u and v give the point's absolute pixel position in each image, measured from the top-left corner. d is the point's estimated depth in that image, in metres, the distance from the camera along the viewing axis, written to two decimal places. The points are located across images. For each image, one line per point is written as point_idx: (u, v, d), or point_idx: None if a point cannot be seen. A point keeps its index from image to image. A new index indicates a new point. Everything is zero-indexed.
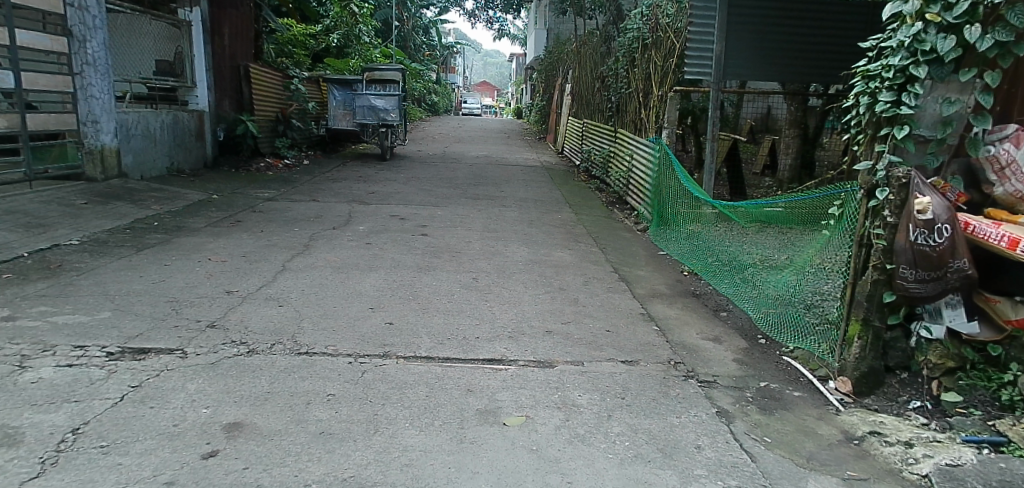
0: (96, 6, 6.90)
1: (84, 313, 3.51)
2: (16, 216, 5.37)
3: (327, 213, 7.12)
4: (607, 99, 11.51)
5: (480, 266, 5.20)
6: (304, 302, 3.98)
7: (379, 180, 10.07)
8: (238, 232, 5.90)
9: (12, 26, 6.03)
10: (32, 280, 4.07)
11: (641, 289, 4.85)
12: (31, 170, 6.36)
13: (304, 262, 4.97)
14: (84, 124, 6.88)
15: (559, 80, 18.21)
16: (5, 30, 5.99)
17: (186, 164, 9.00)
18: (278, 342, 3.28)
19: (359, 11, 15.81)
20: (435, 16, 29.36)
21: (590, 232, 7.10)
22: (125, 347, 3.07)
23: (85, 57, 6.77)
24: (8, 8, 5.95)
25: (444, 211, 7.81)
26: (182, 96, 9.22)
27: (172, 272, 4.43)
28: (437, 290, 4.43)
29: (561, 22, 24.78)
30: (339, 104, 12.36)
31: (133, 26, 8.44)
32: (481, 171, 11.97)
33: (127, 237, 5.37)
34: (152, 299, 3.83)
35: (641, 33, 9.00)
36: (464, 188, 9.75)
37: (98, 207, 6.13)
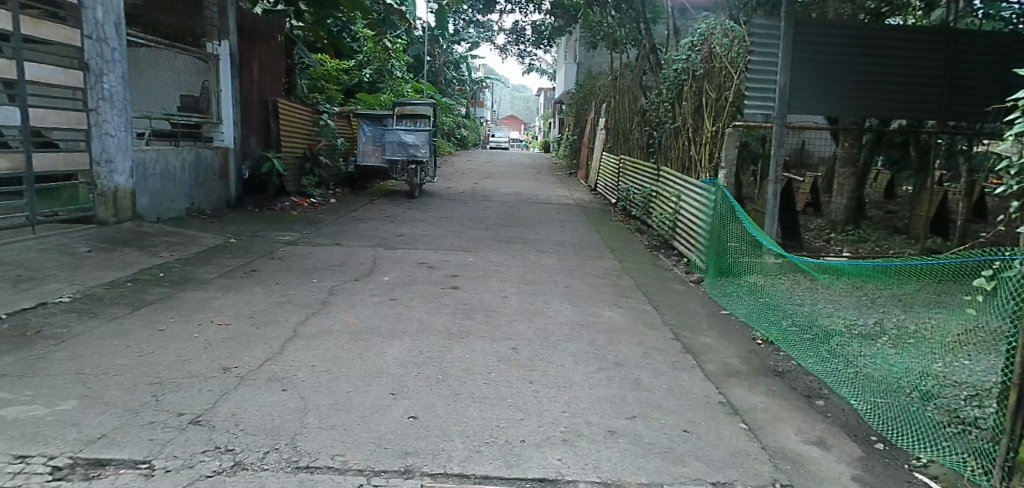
0: (115, 37, 6.44)
1: (44, 404, 2.89)
2: (10, 268, 4.84)
3: (349, 261, 6.52)
4: (649, 133, 10.85)
5: (520, 331, 4.47)
6: (313, 385, 3.30)
7: (406, 220, 9.51)
8: (249, 285, 5.29)
9: (22, 58, 5.50)
10: (2, 352, 3.46)
11: (712, 364, 4.07)
12: (36, 213, 5.80)
13: (319, 326, 4.30)
14: (97, 164, 6.36)
15: (593, 113, 17.51)
16: (15, 63, 5.47)
17: (208, 204, 8.54)
18: (273, 448, 2.64)
19: (392, 46, 15.64)
20: (465, 51, 29.16)
21: (638, 284, 6.35)
22: (78, 458, 2.46)
23: (102, 92, 6.28)
24: (20, 40, 5.49)
25: (476, 257, 7.13)
26: (207, 132, 8.76)
27: (164, 341, 3.81)
28: (470, 367, 3.69)
29: (593, 55, 24.25)
30: (368, 139, 11.97)
31: None
32: (514, 210, 11.33)
33: (126, 291, 4.81)
34: (132, 381, 3.20)
35: (691, 64, 8.30)
36: (497, 230, 9.11)
37: (103, 255, 5.61)
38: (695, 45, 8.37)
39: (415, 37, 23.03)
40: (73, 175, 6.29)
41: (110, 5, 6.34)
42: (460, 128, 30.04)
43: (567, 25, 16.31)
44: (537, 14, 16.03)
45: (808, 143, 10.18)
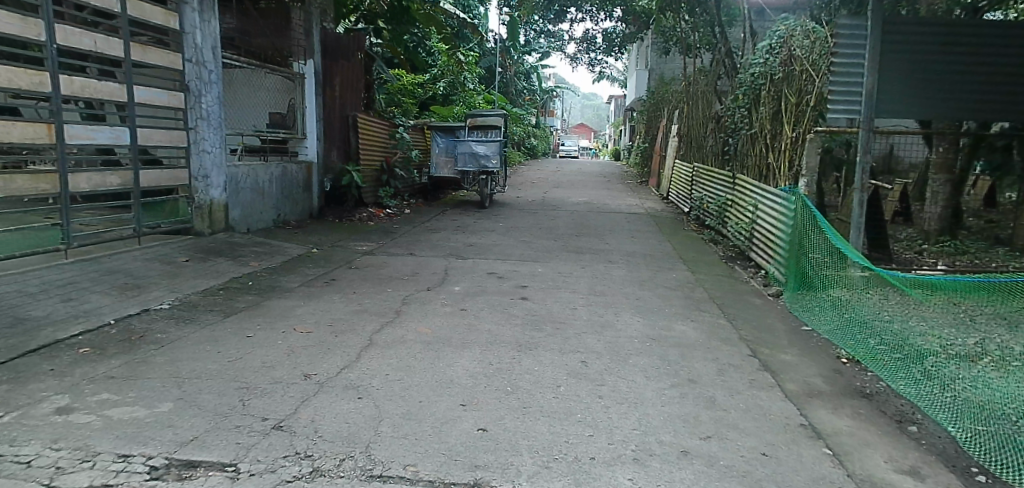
0: (213, 60, 6.86)
1: (144, 406, 3.09)
2: (117, 276, 5.21)
3: (422, 270, 6.65)
4: (725, 140, 10.54)
5: (590, 343, 4.43)
6: (387, 394, 3.38)
7: (477, 230, 9.63)
8: (328, 294, 5.48)
9: (131, 82, 5.91)
10: (109, 356, 3.72)
11: (793, 383, 3.89)
12: (142, 226, 6.20)
13: (393, 335, 4.40)
14: (196, 179, 6.76)
15: (665, 121, 17.18)
16: (125, 87, 5.87)
17: (293, 215, 8.94)
18: (348, 456, 2.72)
19: (465, 59, 15.99)
20: (536, 61, 29.29)
21: (713, 297, 6.16)
22: (172, 459, 2.62)
23: (200, 111, 6.69)
24: (130, 65, 5.89)
25: (545, 268, 7.13)
26: (293, 147, 9.18)
27: (251, 347, 4.00)
28: (539, 380, 3.68)
29: (665, 61, 23.83)
30: (441, 151, 12.24)
31: None
32: (583, 220, 11.25)
33: (218, 299, 5.08)
34: (222, 386, 3.38)
35: (769, 67, 8.01)
36: (567, 240, 9.07)
37: (198, 264, 5.96)
38: (774, 48, 8.08)
39: (487, 48, 23.34)
40: (173, 190, 6.70)
41: (208, 30, 6.77)
42: (530, 137, 30.19)
43: (639, 31, 16.10)
44: (609, 22, 15.89)
45: (897, 148, 9.60)
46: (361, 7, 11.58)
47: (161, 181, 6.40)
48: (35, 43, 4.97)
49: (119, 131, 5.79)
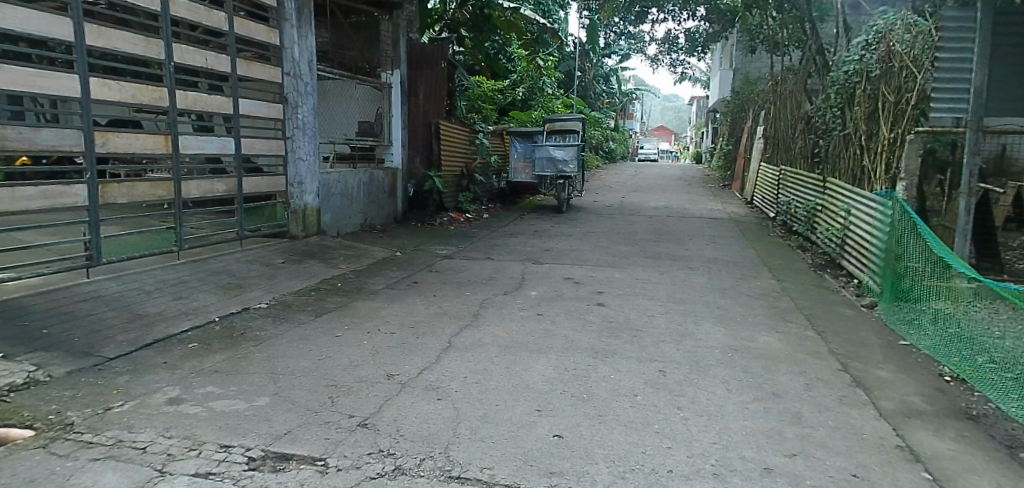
0: (309, 73, 7.21)
1: (244, 399, 3.30)
2: (220, 276, 5.58)
3: (500, 275, 6.74)
4: (815, 142, 10.07)
5: (669, 352, 4.35)
6: (465, 396, 3.45)
7: (553, 235, 9.65)
8: (411, 296, 5.66)
9: (237, 95, 6.32)
10: (214, 351, 4.00)
11: (888, 401, 3.67)
12: (244, 229, 6.59)
13: (471, 338, 4.49)
14: (291, 185, 7.14)
15: (750, 122, 16.58)
16: (231, 100, 6.27)
17: (379, 220, 9.28)
18: (428, 455, 2.81)
19: (544, 64, 16.04)
20: (615, 64, 29.00)
21: (801, 306, 5.90)
22: (268, 451, 2.80)
23: (297, 121, 7.06)
24: (235, 79, 6.29)
25: (623, 274, 7.05)
26: (379, 154, 9.52)
27: (339, 347, 4.18)
28: (615, 388, 3.65)
29: (751, 60, 22.99)
30: (520, 156, 12.38)
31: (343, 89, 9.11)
32: (663, 225, 11.03)
33: (309, 300, 5.35)
34: (313, 382, 3.56)
35: (866, 65, 7.60)
36: (645, 246, 8.94)
37: (293, 266, 6.29)
38: (872, 44, 7.65)
39: (566, 52, 23.31)
40: (272, 196, 7.10)
41: (305, 45, 7.15)
42: (608, 141, 29.91)
43: (723, 30, 15.61)
44: (692, 21, 15.51)
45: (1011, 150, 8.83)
46: (445, 16, 11.92)
47: (261, 187, 6.80)
48: (156, 62, 5.40)
49: (225, 140, 6.19)
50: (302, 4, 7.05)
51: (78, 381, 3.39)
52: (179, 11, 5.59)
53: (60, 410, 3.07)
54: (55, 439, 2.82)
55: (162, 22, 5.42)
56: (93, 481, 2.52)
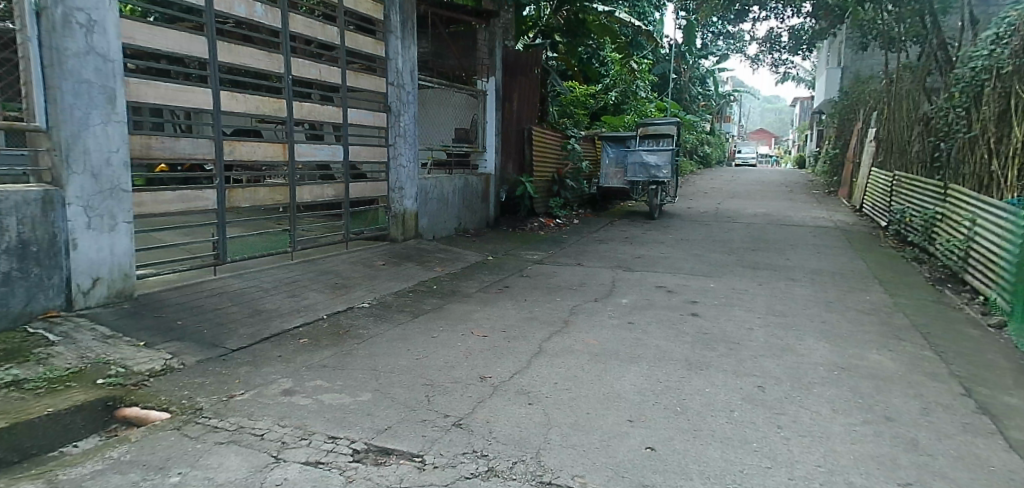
0: (410, 82, 7.54)
1: (349, 394, 3.49)
2: (328, 276, 5.92)
3: (591, 281, 6.73)
4: (935, 145, 9.33)
5: (768, 367, 4.18)
6: (557, 402, 3.48)
7: (646, 241, 9.50)
8: (503, 300, 5.76)
9: (346, 105, 6.68)
10: (322, 346, 4.26)
11: (1019, 432, 3.36)
12: (349, 232, 6.95)
13: (562, 344, 4.51)
14: (392, 190, 7.45)
15: (859, 123, 15.57)
16: (341, 110, 6.63)
17: (472, 224, 9.50)
18: (520, 459, 2.87)
19: (638, 67, 15.82)
20: (712, 65, 28.09)
21: (916, 324, 5.49)
22: (371, 445, 2.95)
23: (399, 129, 7.37)
24: (345, 90, 6.65)
25: (718, 283, 6.83)
26: (473, 160, 9.75)
27: (435, 347, 4.33)
28: (711, 402, 3.56)
29: (863, 57, 21.59)
30: (611, 161, 12.35)
31: (441, 97, 9.40)
32: (760, 233, 10.58)
33: (408, 300, 5.57)
34: (411, 381, 3.71)
35: (997, 61, 6.97)
36: (742, 255, 8.63)
37: (392, 268, 6.57)
38: (1006, 38, 7.00)
39: (661, 54, 22.82)
40: (374, 200, 7.43)
41: (408, 55, 7.45)
42: (703, 144, 28.99)
43: (831, 27, 14.76)
44: (797, 18, 14.78)
45: None
46: (539, 22, 11.99)
47: (365, 192, 7.14)
48: (276, 75, 5.81)
49: (335, 148, 6.57)
50: (407, 17, 7.38)
51: (206, 370, 3.72)
52: (297, 28, 6.01)
53: (191, 395, 3.37)
54: (187, 422, 3.10)
55: (282, 38, 5.84)
56: (219, 463, 2.76)
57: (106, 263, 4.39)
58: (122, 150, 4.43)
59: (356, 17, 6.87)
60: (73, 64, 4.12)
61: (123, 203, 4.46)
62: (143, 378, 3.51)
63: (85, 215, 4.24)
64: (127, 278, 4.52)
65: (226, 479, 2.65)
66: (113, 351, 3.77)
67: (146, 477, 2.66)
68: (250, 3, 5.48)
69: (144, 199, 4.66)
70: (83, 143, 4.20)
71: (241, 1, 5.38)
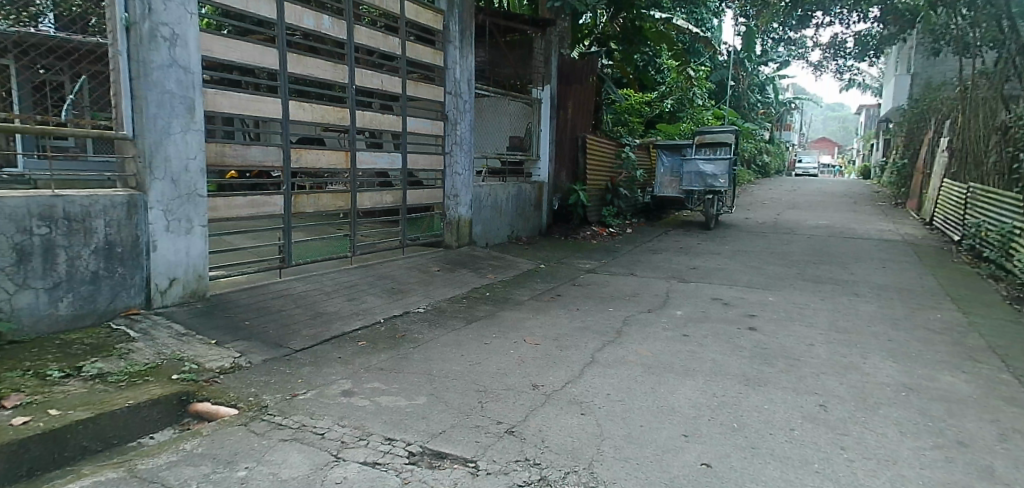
0: (468, 91, 7.65)
1: (404, 397, 3.56)
2: (385, 281, 6.06)
3: (644, 291, 6.66)
4: (1015, 156, 8.83)
5: (830, 386, 4.03)
6: (609, 414, 3.46)
7: (701, 252, 9.33)
8: (555, 309, 5.76)
9: (405, 114, 6.83)
10: (380, 349, 4.36)
11: None
12: (406, 238, 7.10)
13: (615, 355, 4.48)
14: (448, 198, 7.57)
15: (930, 133, 14.88)
16: (401, 118, 6.79)
17: (524, 231, 9.54)
18: (573, 470, 2.87)
19: (695, 74, 15.59)
20: (772, 72, 27.36)
21: (993, 345, 5.20)
22: (425, 448, 3.01)
23: (456, 137, 7.49)
24: (405, 99, 6.80)
25: (777, 297, 6.64)
26: (527, 168, 9.80)
27: (488, 354, 4.37)
28: (770, 420, 3.47)
29: (935, 63, 20.65)
30: (666, 170, 12.19)
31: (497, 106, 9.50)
32: (822, 246, 10.22)
33: (462, 307, 5.65)
34: (465, 386, 3.76)
35: None
36: (802, 268, 8.37)
37: (447, 274, 6.67)
38: None
39: (719, 61, 22.36)
40: (430, 207, 7.55)
41: (465, 64, 7.56)
42: (762, 153, 28.25)
43: (900, 33, 14.19)
44: (863, 24, 14.26)
45: None
46: (595, 30, 11.95)
47: (422, 199, 7.27)
48: (340, 85, 6.00)
49: (394, 156, 6.73)
50: (466, 27, 7.51)
51: (272, 369, 3.87)
52: (361, 38, 6.20)
53: (257, 393, 3.51)
54: (253, 418, 3.23)
55: (347, 49, 6.04)
56: (283, 459, 2.87)
57: (182, 264, 4.62)
58: (199, 157, 4.66)
59: (416, 27, 7.04)
60: (157, 76, 4.37)
61: (199, 207, 4.68)
62: (213, 374, 3.68)
63: (164, 218, 4.48)
64: (200, 278, 4.75)
65: (289, 475, 2.75)
66: (186, 348, 3.96)
67: (216, 470, 2.78)
68: (319, 16, 5.69)
69: (217, 204, 4.88)
70: (164, 149, 4.44)
71: (310, 14, 5.60)
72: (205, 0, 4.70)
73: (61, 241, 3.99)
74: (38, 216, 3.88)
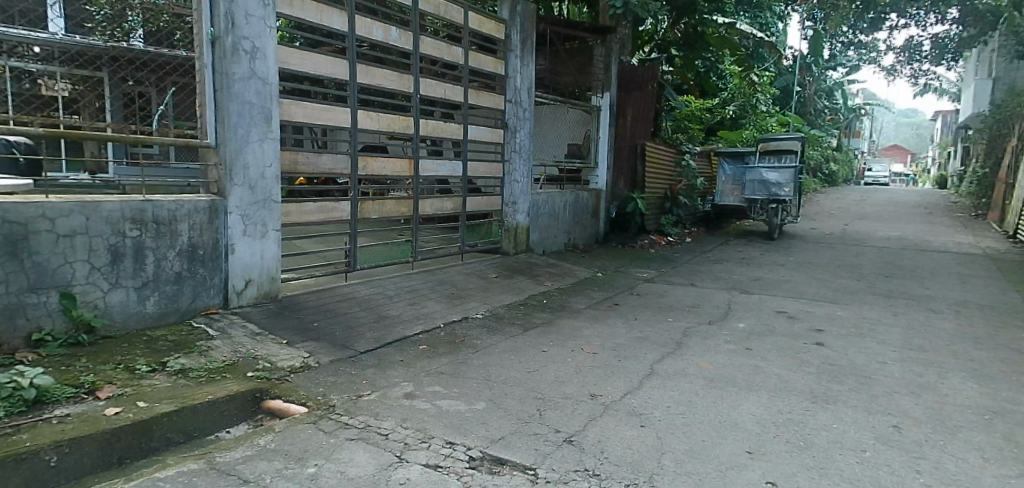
0: (528, 99, 7.70)
1: (464, 401, 3.61)
2: (445, 286, 6.15)
3: (705, 302, 6.53)
4: None
5: (905, 406, 3.86)
6: (670, 427, 3.41)
7: (764, 263, 9.07)
8: (613, 318, 5.72)
9: (467, 123, 6.94)
10: (440, 354, 4.43)
11: None
12: (465, 244, 7.20)
13: (675, 367, 4.41)
14: (506, 205, 7.63)
15: (1015, 140, 14.03)
16: (462, 127, 6.91)
17: (581, 240, 9.52)
18: (633, 482, 2.85)
19: (758, 80, 15.22)
20: (841, 77, 26.34)
21: None
22: (485, 453, 3.04)
23: (515, 145, 7.54)
24: (466, 108, 6.92)
25: (846, 312, 6.38)
26: (585, 176, 9.77)
27: (546, 362, 4.38)
28: (839, 440, 3.34)
29: (1020, 66, 19.48)
30: (728, 178, 11.87)
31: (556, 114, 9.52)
32: (895, 259, 9.77)
33: (519, 313, 5.68)
34: (523, 393, 3.78)
35: None
36: (872, 281, 8.02)
37: (505, 281, 6.72)
38: None
39: (784, 66, 21.71)
40: (489, 214, 7.62)
41: (526, 73, 7.62)
42: (829, 162, 27.20)
43: (982, 34, 13.47)
44: (942, 26, 13.59)
45: None
46: (655, 36, 11.86)
47: (481, 206, 7.36)
48: (405, 94, 6.16)
49: (455, 164, 6.84)
50: (527, 36, 7.57)
51: (339, 369, 3.99)
52: (426, 49, 6.35)
53: (325, 392, 3.63)
54: (322, 417, 3.34)
55: (412, 59, 6.19)
56: (349, 458, 2.95)
57: (257, 266, 4.83)
58: (275, 165, 4.86)
59: (479, 38, 7.15)
60: (238, 88, 4.59)
61: (273, 213, 4.88)
62: (285, 373, 3.83)
63: (242, 223, 4.70)
64: (273, 281, 4.95)
65: (355, 474, 2.83)
66: (260, 347, 4.14)
67: (288, 465, 2.89)
68: (387, 28, 5.87)
69: (290, 209, 5.08)
70: (243, 157, 4.65)
71: (378, 26, 5.78)
72: (281, 15, 4.91)
73: (150, 243, 4.23)
74: (131, 220, 4.13)
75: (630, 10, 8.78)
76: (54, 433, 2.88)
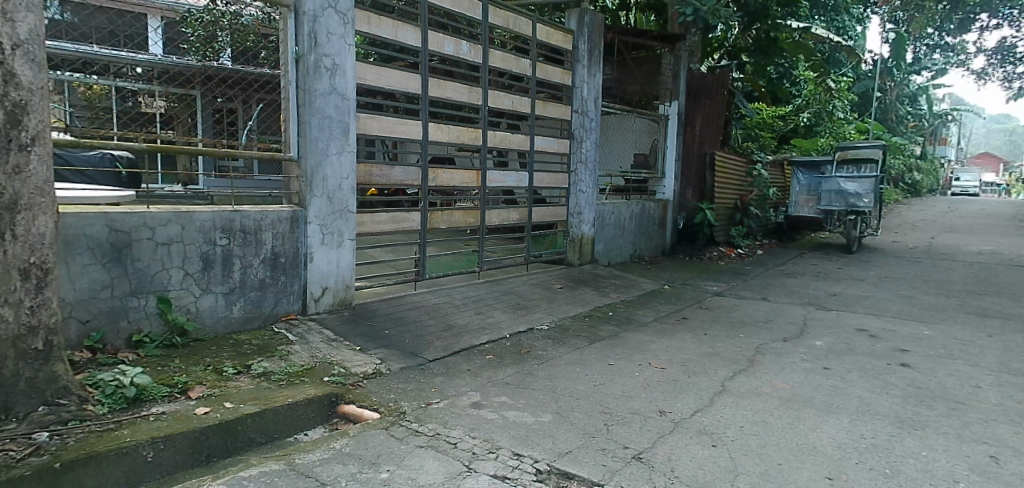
0: (594, 109, 7.65)
1: (532, 413, 3.62)
2: (511, 296, 6.19)
3: (778, 318, 6.31)
4: None
5: (1002, 435, 3.59)
6: (744, 447, 3.31)
7: (842, 278, 8.66)
8: (680, 332, 5.60)
9: (533, 134, 6.98)
10: (506, 364, 4.46)
11: None
12: (530, 255, 7.23)
13: (747, 385, 4.27)
14: (571, 215, 7.62)
15: None
16: (529, 138, 6.96)
17: (648, 251, 9.38)
18: None
19: (835, 86, 14.62)
20: (926, 81, 24.96)
21: None
22: (553, 466, 3.03)
23: (581, 156, 7.53)
24: (533, 119, 6.96)
25: (934, 331, 6.00)
26: (651, 186, 9.66)
27: (613, 375, 4.33)
28: (928, 469, 3.15)
29: None
30: (803, 189, 11.42)
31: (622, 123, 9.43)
32: (988, 275, 9.13)
33: (585, 325, 5.64)
34: (590, 407, 3.75)
35: None
36: (963, 299, 7.52)
37: (571, 292, 6.70)
38: None
39: (862, 71, 20.79)
40: (554, 225, 7.64)
41: (593, 83, 7.58)
42: (912, 171, 25.74)
43: None
44: None
45: None
46: (725, 43, 11.60)
47: (547, 217, 7.38)
48: (474, 106, 6.26)
49: (521, 175, 6.90)
50: (594, 46, 7.54)
51: (408, 377, 4.08)
52: (494, 62, 6.45)
53: (396, 399, 3.72)
54: (394, 423, 3.42)
55: (481, 72, 6.31)
56: (420, 465, 3.02)
57: (334, 274, 5.01)
58: (351, 177, 5.03)
59: (547, 49, 7.20)
60: (319, 103, 4.78)
61: (349, 223, 5.06)
62: (358, 379, 3.94)
63: (319, 232, 4.89)
64: (347, 288, 5.11)
65: (426, 481, 2.88)
66: (335, 352, 4.28)
67: (362, 470, 2.97)
68: (458, 42, 5.99)
69: (364, 219, 5.25)
70: (322, 170, 4.84)
71: (450, 41, 5.91)
72: (358, 33, 5.10)
73: (237, 251, 4.46)
74: (221, 229, 4.37)
75: (699, 17, 8.63)
76: (151, 430, 3.06)
